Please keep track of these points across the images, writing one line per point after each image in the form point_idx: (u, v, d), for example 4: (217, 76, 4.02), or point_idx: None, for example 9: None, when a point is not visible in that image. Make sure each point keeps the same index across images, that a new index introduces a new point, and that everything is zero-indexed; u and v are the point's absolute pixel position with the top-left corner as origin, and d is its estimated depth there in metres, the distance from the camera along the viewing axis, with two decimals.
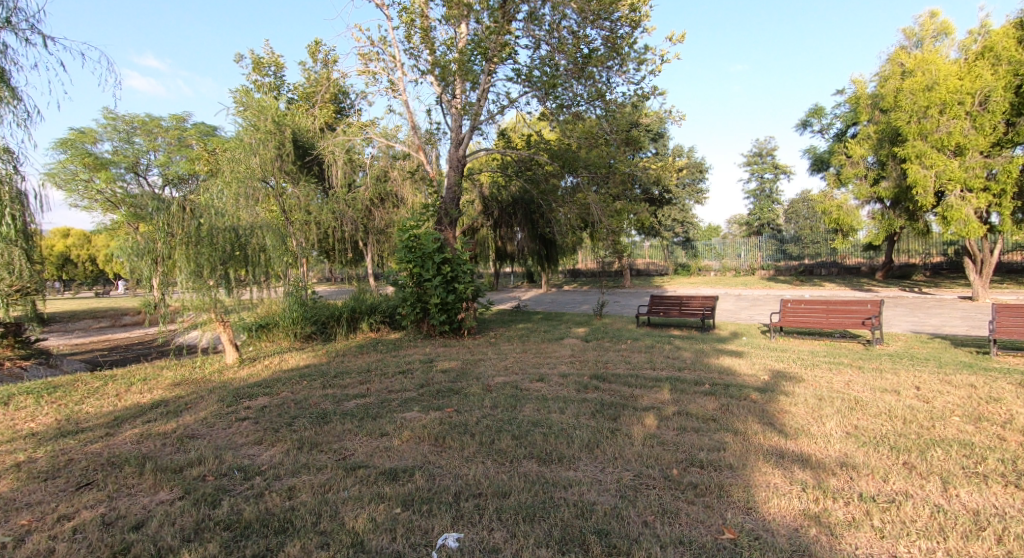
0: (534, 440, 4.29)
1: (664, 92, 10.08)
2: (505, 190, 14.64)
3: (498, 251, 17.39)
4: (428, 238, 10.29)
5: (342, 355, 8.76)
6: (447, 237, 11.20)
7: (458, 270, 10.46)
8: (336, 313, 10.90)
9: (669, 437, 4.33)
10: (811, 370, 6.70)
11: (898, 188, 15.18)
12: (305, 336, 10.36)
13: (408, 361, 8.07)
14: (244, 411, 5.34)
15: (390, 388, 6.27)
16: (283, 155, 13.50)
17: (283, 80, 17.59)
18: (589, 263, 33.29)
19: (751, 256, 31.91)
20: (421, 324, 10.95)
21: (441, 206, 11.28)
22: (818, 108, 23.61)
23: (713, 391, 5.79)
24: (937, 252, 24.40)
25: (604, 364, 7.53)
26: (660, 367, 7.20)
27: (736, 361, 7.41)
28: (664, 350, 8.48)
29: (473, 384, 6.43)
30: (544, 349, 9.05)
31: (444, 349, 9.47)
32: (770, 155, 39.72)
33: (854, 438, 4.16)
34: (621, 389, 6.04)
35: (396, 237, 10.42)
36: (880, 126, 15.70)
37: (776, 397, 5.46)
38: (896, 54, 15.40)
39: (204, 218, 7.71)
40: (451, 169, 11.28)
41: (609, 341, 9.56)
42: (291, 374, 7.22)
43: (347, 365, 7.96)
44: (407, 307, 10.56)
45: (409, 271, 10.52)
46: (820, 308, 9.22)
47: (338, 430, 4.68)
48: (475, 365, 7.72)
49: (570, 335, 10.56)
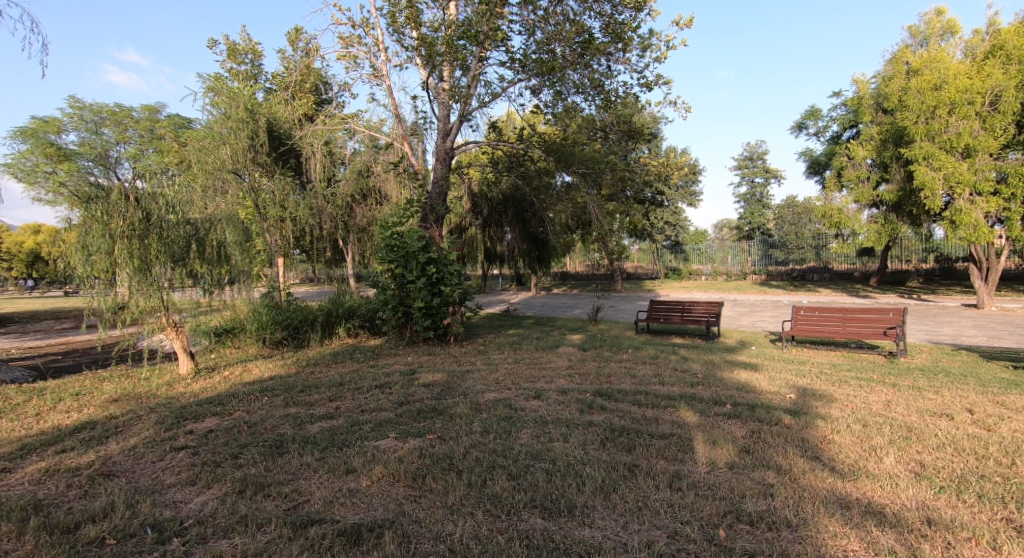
0: (536, 482, 3.49)
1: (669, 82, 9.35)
2: (495, 187, 13.83)
3: (487, 252, 16.55)
4: (412, 236, 9.48)
5: (314, 366, 7.85)
6: (433, 235, 10.37)
7: (444, 271, 9.66)
8: (311, 317, 9.95)
9: (701, 477, 3.56)
10: (841, 388, 5.99)
11: (901, 191, 14.67)
12: (275, 343, 9.39)
13: (388, 373, 7.21)
14: (183, 437, 4.43)
15: (364, 407, 5.41)
16: (256, 145, 12.51)
17: (260, 69, 16.59)
18: (579, 266, 32.60)
19: (743, 260, 31.48)
20: (404, 330, 10.06)
21: (426, 201, 10.41)
22: (813, 110, 23.19)
23: (738, 413, 5.03)
24: (926, 259, 24.37)
25: (607, 378, 6.75)
26: (670, 382, 6.44)
27: (753, 376, 6.67)
28: (671, 361, 7.73)
29: (460, 401, 5.59)
30: (538, 359, 8.25)
31: (428, 358, 8.60)
32: (760, 159, 39.38)
33: (926, 481, 3.42)
34: (631, 409, 5.26)
35: (376, 235, 9.56)
36: (884, 127, 15.18)
37: (813, 422, 4.72)
38: (900, 53, 14.92)
39: (152, 209, 6.56)
40: (438, 162, 10.45)
41: (609, 350, 8.80)
42: (252, 387, 6.30)
43: (319, 377, 7.06)
44: (387, 312, 9.67)
45: (391, 271, 9.64)
46: (836, 316, 8.53)
47: (294, 465, 3.81)
48: (462, 378, 6.89)
49: (566, 343, 9.79)
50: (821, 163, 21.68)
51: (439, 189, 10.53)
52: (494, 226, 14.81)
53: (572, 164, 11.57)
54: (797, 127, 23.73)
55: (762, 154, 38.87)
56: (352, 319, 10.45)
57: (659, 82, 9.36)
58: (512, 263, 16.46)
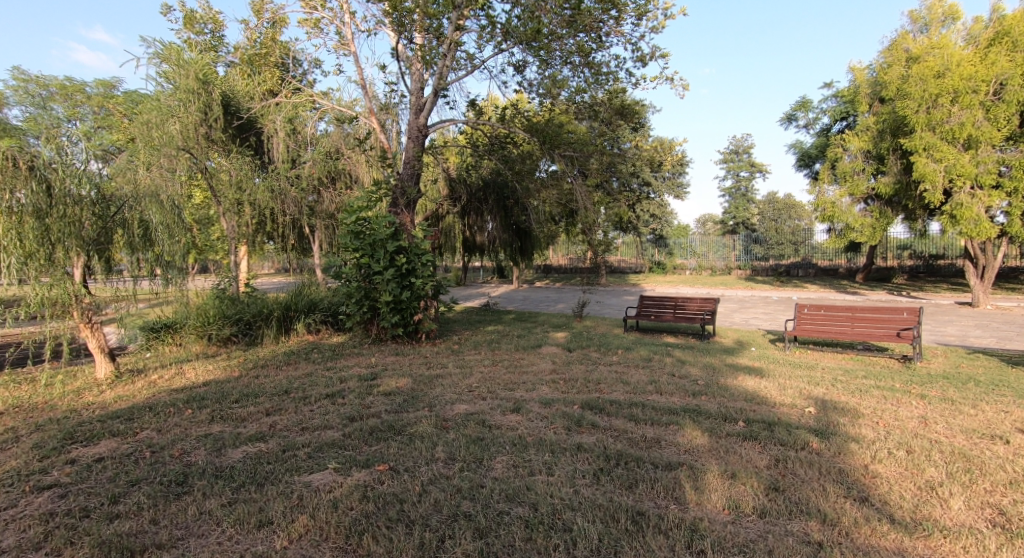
0: (510, 542, 2.62)
1: (667, 55, 8.47)
2: (475, 172, 12.83)
3: (465, 242, 15.56)
4: (381, 222, 8.50)
5: (261, 368, 6.87)
6: (405, 222, 9.37)
7: (415, 262, 8.68)
8: (265, 311, 8.93)
9: (726, 531, 2.73)
10: (863, 399, 5.22)
11: (898, 184, 14.11)
12: (223, 340, 8.37)
13: (345, 377, 6.26)
14: (59, 469, 3.46)
15: (306, 424, 4.47)
16: (210, 120, 11.42)
17: (222, 41, 15.31)
18: (561, 259, 31.80)
19: (728, 255, 31.01)
20: (370, 326, 9.10)
21: (396, 183, 9.34)
22: (803, 101, 22.62)
23: (754, 434, 4.21)
24: (908, 256, 24.17)
25: (597, 386, 5.90)
26: (668, 391, 5.61)
27: (761, 384, 5.89)
28: (666, 365, 6.92)
29: (424, 417, 4.69)
30: (518, 361, 7.37)
31: (395, 359, 7.68)
32: (746, 152, 38.94)
33: (1018, 539, 2.63)
34: (627, 427, 4.41)
35: (338, 220, 8.52)
36: (881, 117, 14.55)
37: (846, 445, 3.93)
38: (899, 39, 14.28)
39: (49, 181, 5.43)
40: (410, 140, 9.40)
41: (597, 351, 7.95)
42: (177, 396, 5.30)
43: (263, 382, 6.06)
44: (350, 306, 8.67)
45: (356, 261, 8.65)
46: (845, 316, 7.79)
47: (191, 515, 2.87)
48: (430, 385, 5.98)
49: (549, 342, 8.94)
50: (812, 155, 21.16)
51: (412, 171, 9.38)
52: (474, 214, 13.84)
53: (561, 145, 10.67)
54: (787, 119, 23.15)
55: (748, 147, 38.49)
56: (313, 315, 9.44)
57: (656, 57, 8.46)
58: (492, 255, 15.53)
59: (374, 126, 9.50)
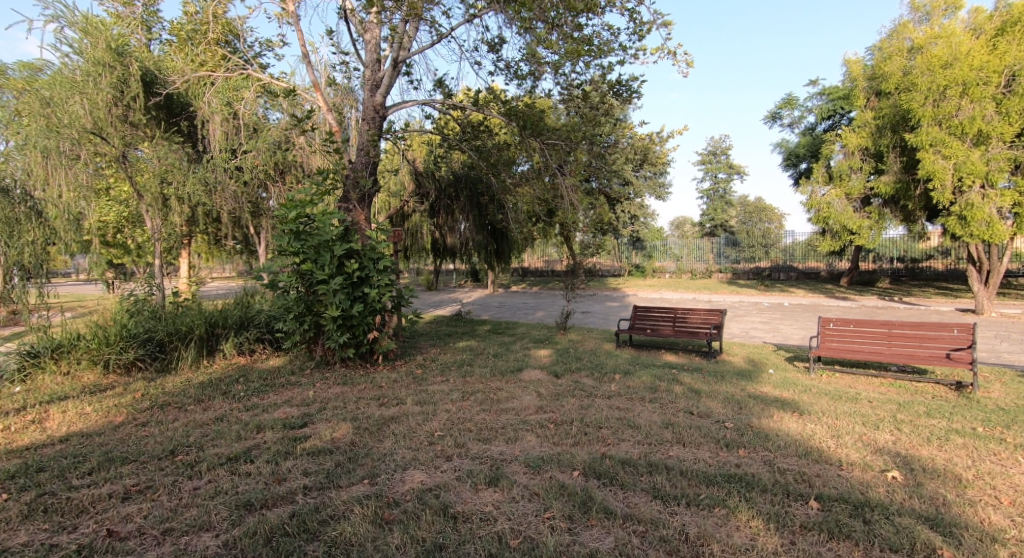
0: None
1: (669, 23, 7.18)
2: (445, 164, 11.36)
3: (434, 244, 14.07)
4: (328, 220, 6.97)
5: (159, 408, 5.28)
6: (358, 220, 7.83)
7: (369, 268, 7.18)
8: (184, 330, 7.27)
9: None
10: (953, 452, 3.93)
11: (899, 184, 13.25)
12: (126, 367, 6.72)
13: (264, 424, 4.73)
14: None
15: (175, 522, 2.94)
16: (127, 100, 9.69)
17: (157, 17, 13.53)
18: (537, 261, 30.52)
19: (708, 258, 30.21)
20: (315, 346, 7.52)
21: (347, 172, 7.76)
22: (788, 98, 21.83)
23: (845, 527, 2.86)
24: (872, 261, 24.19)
25: (600, 435, 4.50)
26: (694, 443, 4.26)
27: (808, 427, 4.59)
28: (679, 398, 5.58)
29: (359, 501, 3.21)
30: (495, 393, 5.94)
31: (341, 390, 6.16)
32: (724, 153, 38.36)
33: None
34: (657, 517, 3.01)
35: (273, 217, 6.95)
36: (880, 110, 13.65)
37: (991, 551, 2.60)
38: (900, 29, 13.37)
39: None
40: (364, 122, 7.80)
41: (590, 378, 6.57)
42: (4, 464, 3.70)
43: (150, 433, 4.50)
44: (287, 322, 7.06)
45: (297, 268, 7.07)
46: (880, 333, 6.59)
47: None
48: (378, 435, 4.50)
49: (531, 363, 7.54)
50: (801, 156, 20.46)
51: (367, 159, 7.88)
52: (444, 214, 12.35)
53: (544, 132, 9.36)
54: (771, 117, 22.35)
55: (726, 148, 37.92)
56: (245, 333, 7.82)
57: (658, 24, 7.15)
58: (465, 258, 14.09)
59: (321, 104, 7.94)
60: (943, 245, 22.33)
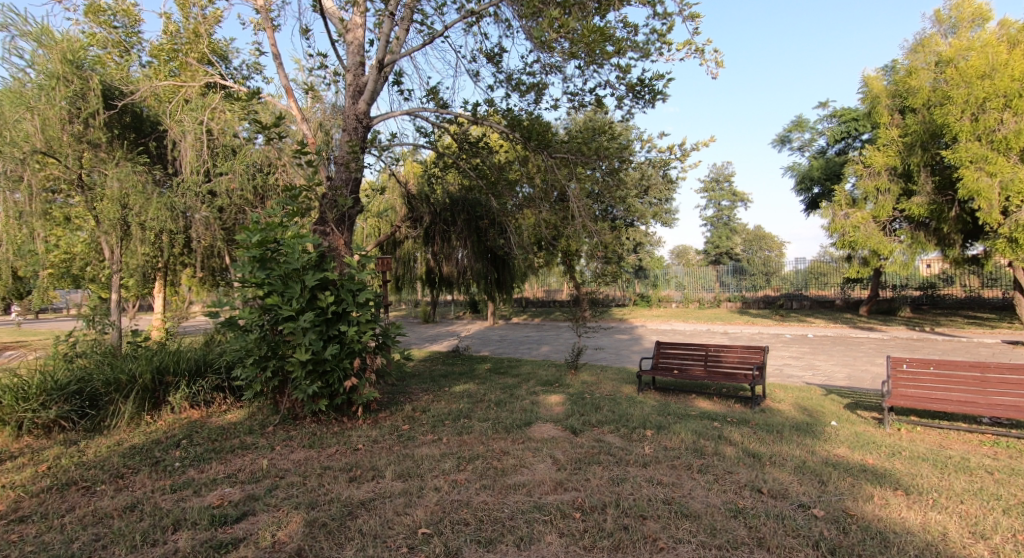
0: None
1: (697, 15, 6.28)
2: (441, 186, 10.33)
3: (430, 274, 12.99)
4: (297, 245, 5.87)
5: (59, 490, 4.02)
6: (337, 246, 6.71)
7: (347, 301, 6.04)
8: (126, 378, 6.03)
9: None
10: None
11: (932, 205, 12.26)
12: (46, 428, 5.46)
13: (185, 519, 3.46)
14: None
15: None
16: (86, 117, 8.69)
17: (138, 37, 12.76)
18: (538, 291, 29.30)
19: (717, 287, 29.07)
20: (282, 397, 6.25)
21: (324, 191, 6.66)
22: (798, 121, 21.06)
23: None
24: (889, 288, 23.09)
25: (647, 532, 3.25)
26: (784, 549, 3.00)
27: (930, 518, 3.34)
28: (737, 468, 4.33)
29: None
30: (499, 461, 4.68)
31: (305, 456, 4.89)
32: (727, 180, 37.64)
33: None
34: None
35: (233, 243, 5.87)
36: (908, 128, 12.75)
37: None
38: (925, 42, 12.63)
39: None
40: (345, 132, 6.76)
41: (616, 437, 5.32)
42: None
43: (20, 539, 3.24)
44: (245, 369, 5.83)
45: (260, 303, 5.91)
46: (970, 379, 5.36)
47: None
48: (338, 537, 3.23)
49: (542, 415, 6.29)
50: (816, 179, 19.58)
51: (348, 175, 6.80)
52: (440, 241, 11.33)
53: (553, 144, 8.36)
54: (779, 141, 21.54)
55: (729, 175, 37.22)
56: (201, 381, 6.56)
57: (683, 18, 6.24)
58: (463, 289, 12.95)
59: (295, 111, 6.77)
60: (965, 271, 21.21)
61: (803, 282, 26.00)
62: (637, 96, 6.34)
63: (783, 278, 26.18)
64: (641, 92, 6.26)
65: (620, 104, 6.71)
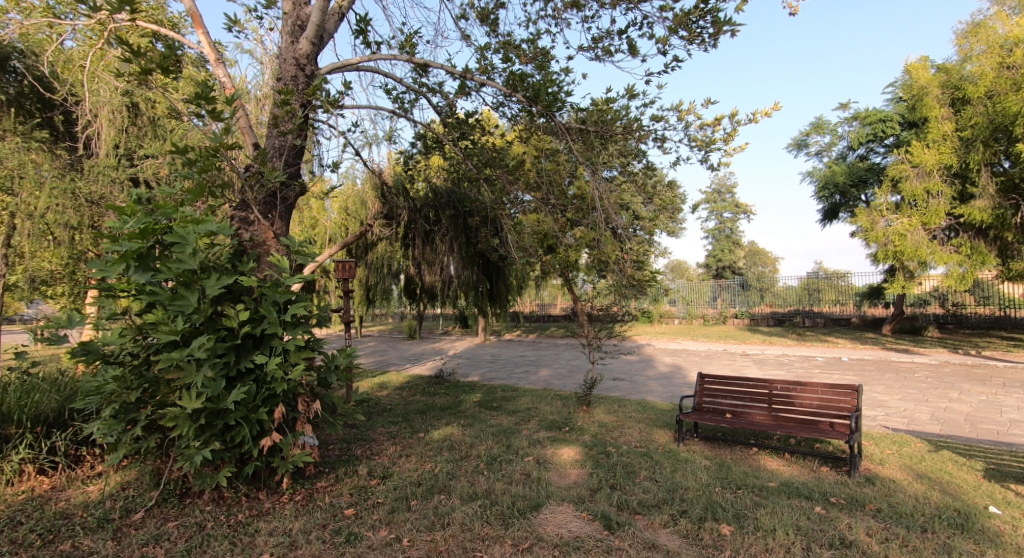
0: None
1: None
2: (423, 175, 8.46)
3: (411, 284, 11.02)
4: (192, 234, 3.95)
5: None
6: (266, 239, 4.75)
7: (268, 320, 4.08)
8: None
9: None
10: None
11: (998, 208, 10.56)
12: None
13: None
14: None
15: None
16: None
17: None
18: (533, 305, 27.31)
19: (722, 302, 27.25)
20: (165, 465, 4.15)
21: (248, 166, 4.72)
22: (818, 123, 19.41)
23: None
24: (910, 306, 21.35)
25: None
26: None
27: None
28: None
29: None
30: None
31: None
32: (730, 192, 36.05)
33: None
34: None
35: (98, 232, 3.92)
36: (965, 121, 11.14)
37: None
38: (986, 23, 11.09)
39: None
40: (280, 80, 4.84)
41: (675, 540, 3.36)
42: None
43: None
44: (101, 423, 3.78)
45: (132, 322, 3.90)
46: None
47: None
48: None
49: (556, 487, 4.30)
50: (839, 186, 17.95)
51: (283, 142, 4.87)
52: (421, 244, 9.35)
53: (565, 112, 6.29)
54: (796, 145, 19.92)
55: (733, 185, 35.55)
56: (58, 433, 4.49)
57: None
58: (449, 303, 10.96)
59: (207, 50, 4.78)
60: (979, 284, 19.70)
61: (805, 299, 24.37)
62: (691, 30, 4.56)
63: (795, 295, 24.43)
64: (698, 25, 4.51)
65: (663, 50, 4.90)
